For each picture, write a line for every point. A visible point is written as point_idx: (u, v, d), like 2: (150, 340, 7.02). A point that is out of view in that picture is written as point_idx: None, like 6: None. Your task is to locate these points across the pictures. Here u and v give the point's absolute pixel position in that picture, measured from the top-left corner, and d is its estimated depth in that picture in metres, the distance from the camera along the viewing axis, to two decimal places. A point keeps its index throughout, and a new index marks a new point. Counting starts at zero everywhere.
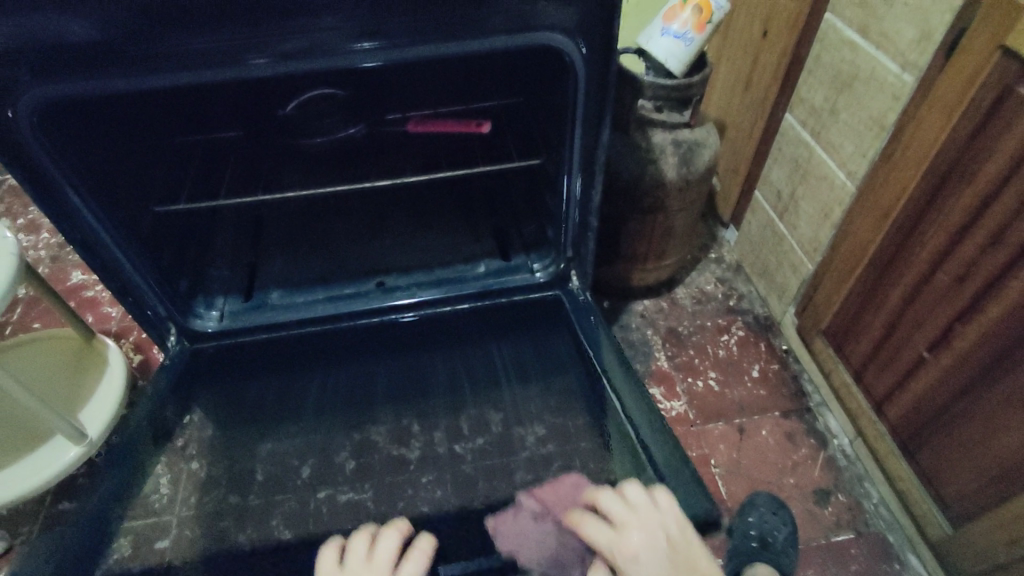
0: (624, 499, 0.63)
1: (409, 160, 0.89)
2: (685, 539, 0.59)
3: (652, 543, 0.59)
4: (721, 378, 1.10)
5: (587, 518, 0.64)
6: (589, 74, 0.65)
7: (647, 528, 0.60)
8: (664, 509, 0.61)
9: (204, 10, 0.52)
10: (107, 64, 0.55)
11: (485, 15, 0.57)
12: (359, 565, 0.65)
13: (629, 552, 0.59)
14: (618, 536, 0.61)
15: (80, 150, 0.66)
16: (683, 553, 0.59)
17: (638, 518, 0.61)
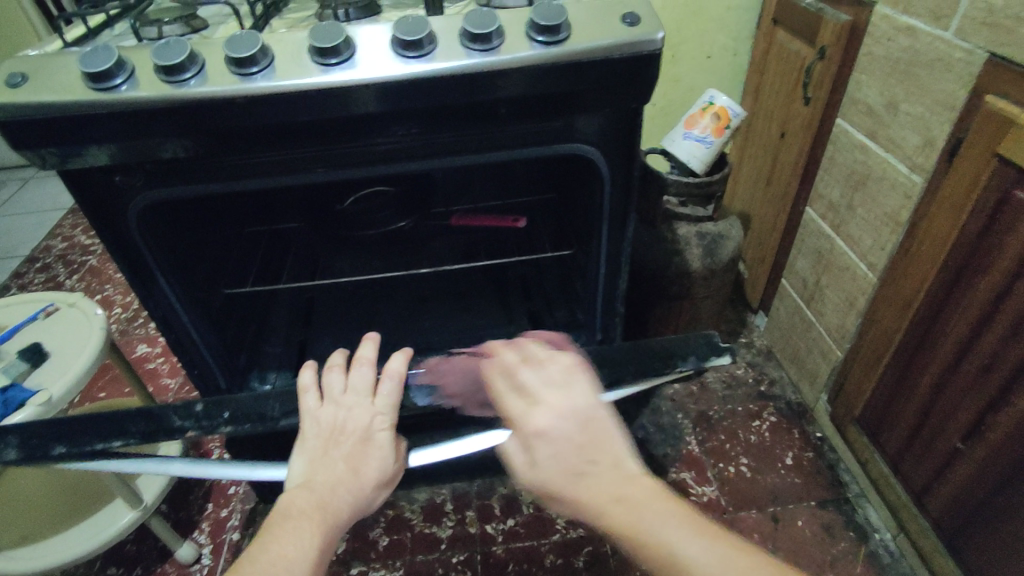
0: (555, 369, 0.51)
1: (452, 252, 0.98)
2: (600, 420, 0.46)
3: (571, 404, 0.48)
4: (754, 465, 1.09)
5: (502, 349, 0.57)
6: (615, 177, 0.73)
7: (572, 394, 0.48)
8: (580, 390, 0.49)
9: (289, 133, 0.62)
10: (207, 174, 0.65)
11: (524, 133, 0.66)
12: (337, 396, 0.61)
13: (537, 426, 0.47)
14: (530, 406, 0.49)
15: (172, 242, 0.76)
16: (592, 430, 0.46)
17: (551, 394, 0.49)
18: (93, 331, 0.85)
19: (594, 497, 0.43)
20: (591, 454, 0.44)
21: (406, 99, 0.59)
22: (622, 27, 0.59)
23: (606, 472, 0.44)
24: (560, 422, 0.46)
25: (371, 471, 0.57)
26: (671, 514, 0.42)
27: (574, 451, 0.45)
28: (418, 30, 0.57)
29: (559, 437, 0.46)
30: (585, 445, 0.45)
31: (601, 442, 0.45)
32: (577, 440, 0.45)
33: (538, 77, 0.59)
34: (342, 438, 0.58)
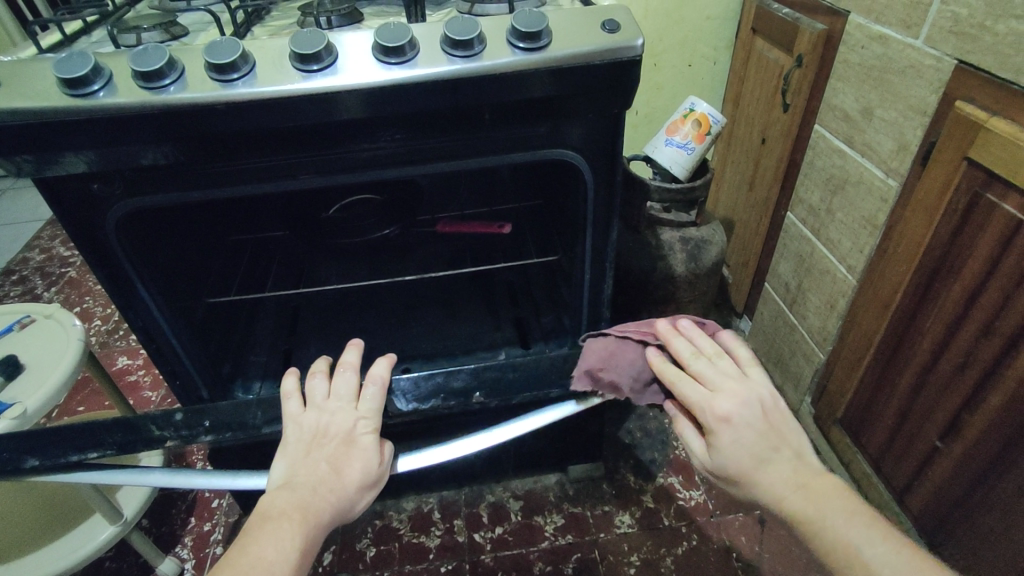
0: (731, 362, 0.57)
1: (436, 259, 0.98)
2: (780, 409, 0.56)
3: (737, 397, 0.54)
4: None
5: (669, 335, 0.60)
6: (598, 182, 0.73)
7: (745, 386, 0.55)
8: (757, 381, 0.56)
9: (271, 140, 0.62)
10: (187, 182, 0.65)
11: (506, 139, 0.67)
12: (320, 400, 0.61)
13: (722, 412, 0.54)
14: (712, 396, 0.55)
15: (151, 251, 0.75)
16: (778, 417, 0.55)
17: (750, 385, 0.56)
18: (72, 342, 0.84)
19: (777, 483, 0.53)
20: (779, 442, 0.54)
21: (388, 104, 0.59)
22: (601, 34, 0.59)
23: (787, 463, 0.53)
24: (753, 414, 0.54)
25: (354, 472, 0.56)
26: (842, 505, 0.53)
27: (775, 446, 0.54)
28: (400, 37, 0.57)
29: (745, 427, 0.53)
30: (772, 431, 0.54)
31: (786, 437, 0.55)
32: (765, 427, 0.54)
33: (518, 82, 0.59)
34: (325, 441, 0.58)
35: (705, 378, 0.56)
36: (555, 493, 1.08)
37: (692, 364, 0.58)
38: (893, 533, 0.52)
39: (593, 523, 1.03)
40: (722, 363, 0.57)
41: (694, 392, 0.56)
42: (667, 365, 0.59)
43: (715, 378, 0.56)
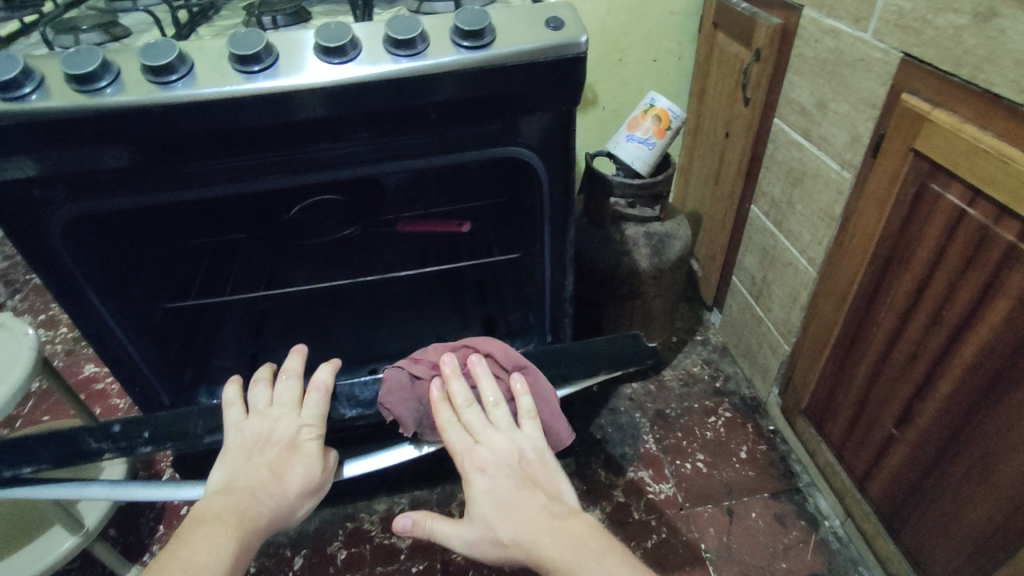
0: (500, 416, 0.67)
1: (401, 258, 0.98)
2: (541, 464, 0.65)
3: (501, 452, 0.64)
4: (709, 460, 1.12)
5: (450, 375, 0.68)
6: (552, 180, 0.73)
7: (500, 440, 0.65)
8: (525, 434, 0.66)
9: (216, 144, 0.61)
10: (132, 188, 0.64)
11: (456, 138, 0.67)
12: (264, 408, 0.64)
13: (479, 462, 0.64)
14: (473, 444, 0.65)
15: (104, 259, 0.75)
16: (533, 466, 0.64)
17: (520, 435, 0.66)
18: (25, 351, 0.81)
19: (529, 528, 0.59)
20: (525, 488, 0.62)
21: (339, 105, 0.59)
22: (545, 31, 0.59)
23: (535, 502, 0.61)
24: (506, 464, 0.64)
25: (293, 479, 0.60)
26: (593, 544, 0.58)
27: (506, 488, 0.62)
28: (341, 36, 0.56)
29: (494, 476, 0.63)
30: (522, 484, 0.63)
31: (542, 483, 0.63)
32: (512, 480, 0.63)
33: (464, 80, 0.59)
34: (267, 449, 0.61)
35: (466, 425, 0.66)
36: None
37: (461, 411, 0.67)
38: (596, 539, 0.59)
39: None
40: (494, 412, 0.67)
41: (460, 441, 0.66)
42: (442, 407, 0.68)
43: (459, 442, 0.66)
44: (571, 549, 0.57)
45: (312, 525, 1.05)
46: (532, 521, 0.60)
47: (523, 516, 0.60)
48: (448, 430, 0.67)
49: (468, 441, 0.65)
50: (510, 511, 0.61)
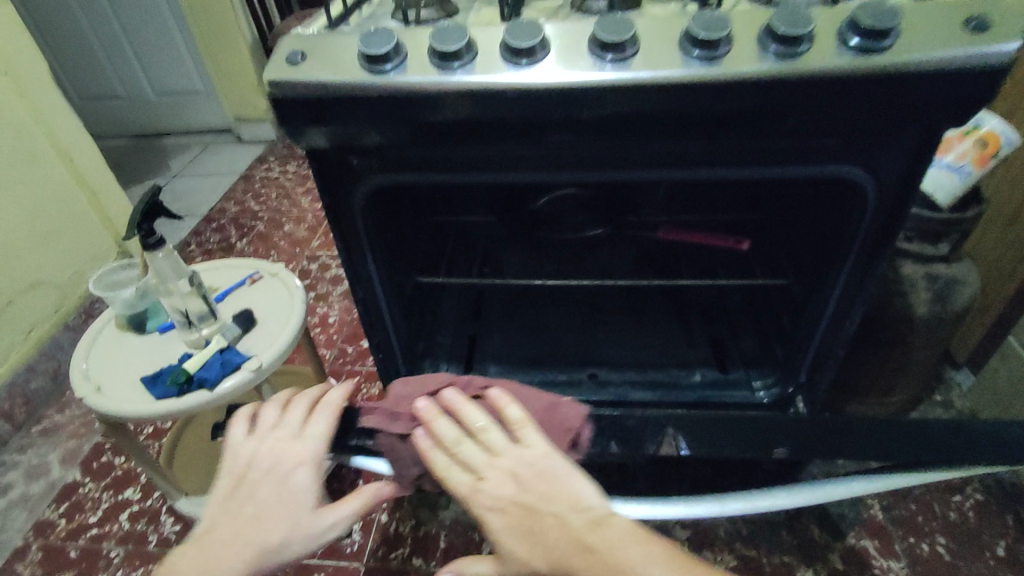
0: (487, 442, 0.54)
1: (649, 263, 0.94)
2: (549, 468, 0.52)
3: (508, 479, 0.52)
4: (954, 547, 0.97)
5: (430, 419, 0.56)
6: (880, 210, 0.65)
7: (502, 463, 0.53)
8: (529, 448, 0.53)
9: (510, 132, 0.58)
10: (447, 167, 0.65)
11: (790, 153, 0.61)
12: (267, 427, 0.58)
13: (487, 500, 0.51)
14: (476, 482, 0.53)
15: (388, 228, 0.77)
16: (540, 483, 0.51)
17: (524, 451, 0.53)
18: (296, 307, 0.85)
19: (563, 556, 0.48)
20: (542, 510, 0.50)
21: (690, 102, 0.54)
22: (964, 35, 0.51)
23: (557, 524, 0.49)
24: (513, 494, 0.51)
25: (283, 515, 0.54)
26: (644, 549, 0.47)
27: (524, 515, 0.50)
28: (719, 28, 0.52)
29: (507, 511, 0.51)
30: (535, 510, 0.50)
31: (558, 491, 0.51)
32: (521, 507, 0.51)
33: (849, 88, 0.52)
34: (261, 477, 0.55)
35: (464, 463, 0.54)
36: (727, 529, 1.01)
37: (454, 452, 0.54)
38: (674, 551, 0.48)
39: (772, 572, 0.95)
40: (487, 438, 0.54)
41: (461, 480, 0.53)
42: (432, 455, 0.55)
43: (462, 485, 0.53)
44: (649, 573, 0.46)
45: None
46: (578, 554, 0.47)
47: (555, 547, 0.48)
48: (444, 474, 0.54)
49: (467, 480, 0.53)
50: (539, 539, 0.49)
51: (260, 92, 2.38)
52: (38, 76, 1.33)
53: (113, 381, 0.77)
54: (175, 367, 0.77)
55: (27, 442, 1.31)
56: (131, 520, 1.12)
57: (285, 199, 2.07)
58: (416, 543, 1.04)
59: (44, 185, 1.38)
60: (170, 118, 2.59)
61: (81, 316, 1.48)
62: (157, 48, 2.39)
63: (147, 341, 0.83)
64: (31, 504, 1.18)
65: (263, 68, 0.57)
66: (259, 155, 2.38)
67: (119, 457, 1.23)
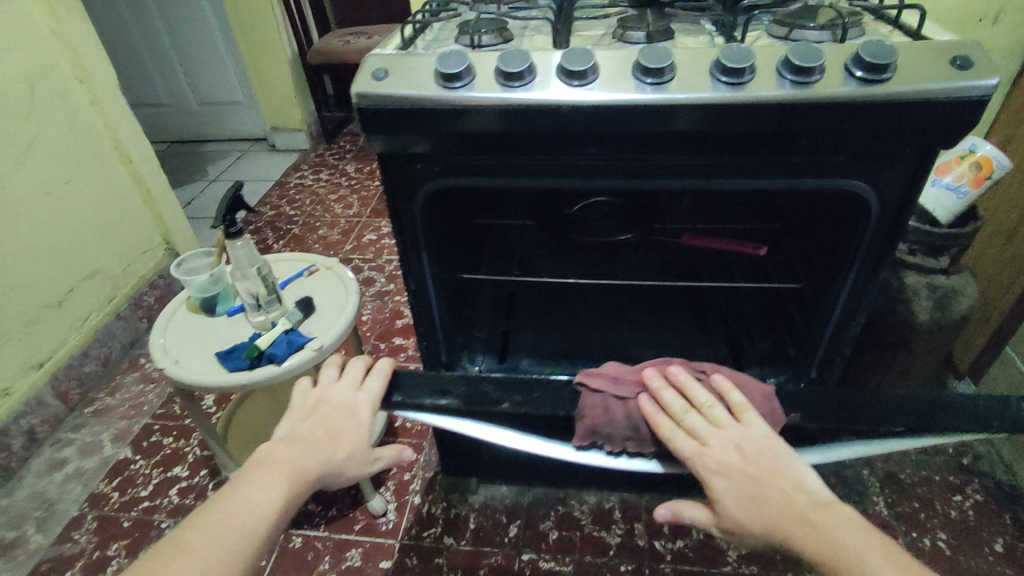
0: (716, 417, 0.61)
1: (671, 267, 1.03)
2: (773, 450, 0.58)
3: (741, 451, 0.58)
4: (953, 542, 1.03)
5: (659, 388, 0.64)
6: (882, 220, 0.73)
7: (733, 437, 0.59)
8: (753, 427, 0.60)
9: (568, 142, 0.68)
10: (503, 172, 0.74)
11: (803, 167, 0.69)
12: (330, 380, 0.64)
13: (712, 463, 0.58)
14: (701, 447, 0.60)
15: (441, 226, 0.87)
16: (765, 459, 0.57)
17: (744, 430, 0.60)
18: (351, 296, 0.95)
19: (779, 519, 0.54)
20: (766, 483, 0.56)
21: (717, 121, 0.63)
22: (952, 71, 0.59)
23: (780, 495, 0.55)
24: (739, 464, 0.57)
25: (348, 444, 0.59)
26: (856, 529, 0.51)
27: (749, 484, 0.56)
28: (743, 59, 0.61)
29: (736, 477, 0.57)
30: (759, 479, 0.56)
31: (780, 469, 0.57)
32: (747, 476, 0.57)
33: (852, 112, 0.61)
34: (327, 414, 0.61)
35: (692, 431, 0.61)
36: None
37: (681, 418, 0.62)
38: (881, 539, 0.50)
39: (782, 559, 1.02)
40: (712, 412, 0.62)
41: (688, 448, 0.60)
42: (660, 419, 0.63)
43: (691, 450, 0.60)
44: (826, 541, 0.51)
45: (526, 500, 1.14)
46: (790, 518, 0.53)
47: (773, 509, 0.55)
48: (670, 439, 0.62)
49: (697, 448, 0.60)
50: (761, 503, 0.55)
51: (297, 104, 2.51)
52: (107, 83, 1.46)
53: (190, 356, 0.86)
54: (246, 344, 0.86)
55: (81, 421, 1.41)
56: (180, 494, 1.21)
57: (318, 205, 2.18)
58: (448, 523, 1.12)
59: (107, 184, 1.49)
60: (209, 127, 2.72)
61: (132, 307, 1.59)
62: (201, 61, 2.53)
63: (219, 322, 0.93)
64: (87, 477, 1.27)
65: (352, 84, 0.66)
66: (294, 163, 2.51)
67: (168, 438, 1.33)
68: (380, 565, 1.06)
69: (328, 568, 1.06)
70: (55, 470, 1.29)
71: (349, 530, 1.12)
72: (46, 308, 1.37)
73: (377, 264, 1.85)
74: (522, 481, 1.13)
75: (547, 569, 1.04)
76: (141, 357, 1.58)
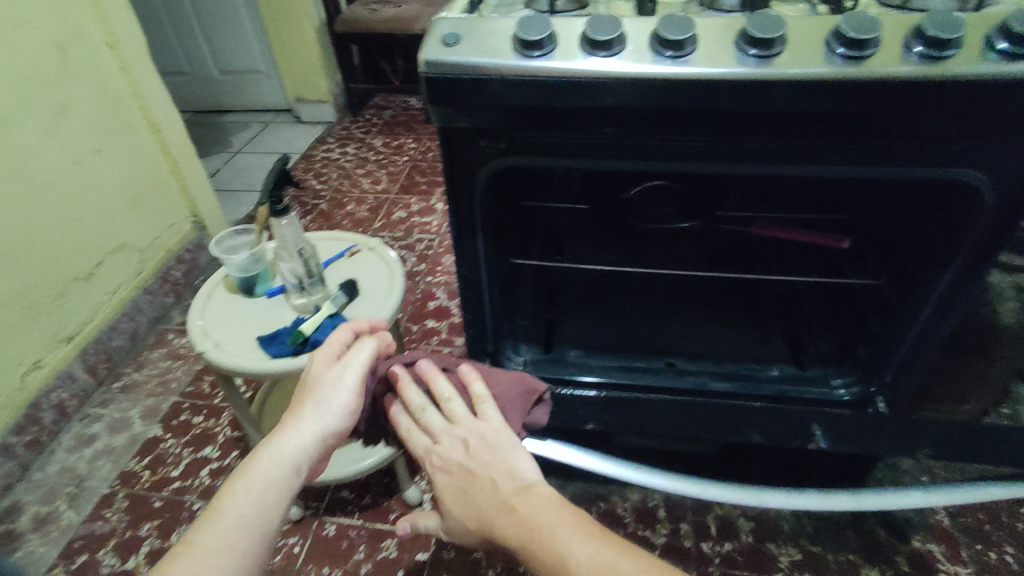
0: (449, 411, 0.62)
1: (733, 257, 0.97)
2: (496, 444, 0.60)
3: (467, 445, 0.60)
4: (1022, 557, 0.97)
5: (402, 385, 0.65)
6: (999, 212, 0.66)
7: (459, 431, 0.61)
8: (484, 420, 0.62)
9: (657, 119, 0.61)
10: (573, 153, 0.67)
11: (913, 153, 0.62)
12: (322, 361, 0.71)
13: (438, 461, 0.60)
14: (432, 445, 0.62)
15: (497, 209, 0.81)
16: (486, 454, 0.59)
17: (480, 424, 0.62)
18: (395, 280, 0.89)
19: (484, 512, 0.57)
20: (480, 476, 0.58)
21: (830, 99, 0.56)
22: None
23: (489, 487, 0.58)
24: (460, 459, 0.60)
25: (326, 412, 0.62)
26: (557, 515, 0.55)
27: (466, 475, 0.59)
28: (868, 29, 0.54)
29: (453, 473, 0.60)
30: (476, 475, 0.59)
31: (498, 461, 0.59)
32: (465, 473, 0.59)
33: (988, 92, 0.53)
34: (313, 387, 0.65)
35: (428, 428, 0.62)
36: (791, 524, 1.03)
37: (418, 415, 0.63)
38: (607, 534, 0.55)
39: (838, 569, 0.97)
40: (448, 408, 0.63)
41: (421, 444, 0.63)
42: (402, 416, 0.65)
43: (423, 447, 0.62)
44: (534, 532, 0.54)
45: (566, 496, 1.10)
46: (497, 511, 0.56)
47: (482, 504, 0.57)
48: (409, 437, 0.64)
49: (429, 444, 0.62)
50: (476, 497, 0.58)
51: (324, 75, 2.44)
52: (138, 49, 1.40)
53: (229, 339, 0.82)
54: (289, 329, 0.82)
55: (108, 397, 1.38)
56: (211, 476, 1.18)
57: (345, 180, 2.12)
58: None
59: (134, 153, 1.45)
60: (233, 98, 2.66)
61: (159, 281, 1.55)
62: (224, 26, 2.46)
63: (257, 304, 0.88)
64: (116, 454, 1.24)
65: (418, 50, 0.60)
66: (319, 136, 2.45)
67: (197, 417, 1.30)
68: (416, 557, 1.03)
69: (363, 558, 1.03)
70: (83, 446, 1.27)
71: (384, 520, 1.09)
72: (76, 280, 1.33)
73: (407, 243, 1.79)
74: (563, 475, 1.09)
75: None
76: (168, 332, 1.55)
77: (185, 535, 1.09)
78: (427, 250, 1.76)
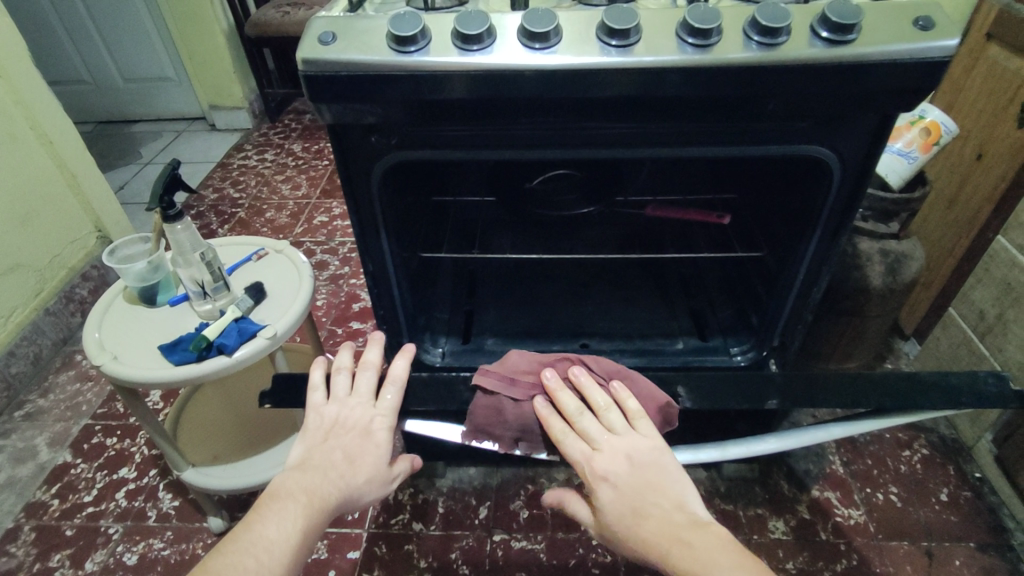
0: (607, 423, 0.63)
1: (633, 238, 1.03)
2: (660, 465, 0.60)
3: (632, 459, 0.60)
4: (904, 495, 1.08)
5: (556, 389, 0.65)
6: (844, 181, 0.73)
7: (622, 444, 0.61)
8: (643, 435, 0.62)
9: (532, 108, 0.64)
10: (459, 144, 0.70)
11: (766, 130, 0.68)
12: (342, 395, 0.66)
13: (601, 471, 0.60)
14: (592, 452, 0.61)
15: (398, 203, 0.83)
16: (649, 472, 0.60)
17: (638, 439, 0.62)
18: (305, 279, 0.89)
19: (653, 535, 0.56)
20: (646, 496, 0.58)
21: (682, 83, 0.61)
22: (914, 31, 0.59)
23: (660, 512, 0.57)
24: (625, 473, 0.59)
25: (367, 467, 0.61)
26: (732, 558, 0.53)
27: (631, 490, 0.59)
28: (711, 20, 0.59)
29: (621, 488, 0.59)
30: (642, 491, 0.58)
31: (663, 486, 0.59)
32: (630, 486, 0.59)
33: (815, 73, 0.60)
34: (342, 436, 0.63)
35: (586, 435, 0.62)
36: (705, 487, 1.10)
37: (575, 420, 0.63)
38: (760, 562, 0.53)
39: (746, 522, 1.05)
40: (608, 418, 0.63)
41: (577, 451, 0.62)
42: (553, 420, 0.64)
43: (580, 453, 0.62)
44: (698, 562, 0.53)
45: (495, 481, 1.13)
46: (678, 543, 0.55)
47: (653, 526, 0.56)
48: (562, 442, 0.63)
49: (590, 453, 0.61)
50: (647, 519, 0.57)
51: (236, 80, 2.38)
52: (18, 56, 1.33)
53: (129, 351, 0.80)
54: (192, 335, 0.80)
55: (10, 427, 1.30)
56: (129, 497, 1.14)
57: (264, 187, 2.08)
58: (416, 509, 1.09)
59: (23, 168, 1.37)
60: (140, 108, 2.55)
61: (62, 301, 1.47)
62: (123, 32, 2.34)
63: (161, 314, 0.86)
64: (21, 485, 1.18)
65: (296, 49, 0.61)
66: (235, 144, 2.38)
67: (111, 438, 1.25)
68: (347, 556, 1.03)
69: None
70: None
71: None
72: None
73: (330, 247, 1.77)
74: (490, 462, 1.12)
75: (519, 549, 1.03)
76: (75, 354, 1.47)
77: (101, 561, 1.04)
78: (352, 253, 1.75)
